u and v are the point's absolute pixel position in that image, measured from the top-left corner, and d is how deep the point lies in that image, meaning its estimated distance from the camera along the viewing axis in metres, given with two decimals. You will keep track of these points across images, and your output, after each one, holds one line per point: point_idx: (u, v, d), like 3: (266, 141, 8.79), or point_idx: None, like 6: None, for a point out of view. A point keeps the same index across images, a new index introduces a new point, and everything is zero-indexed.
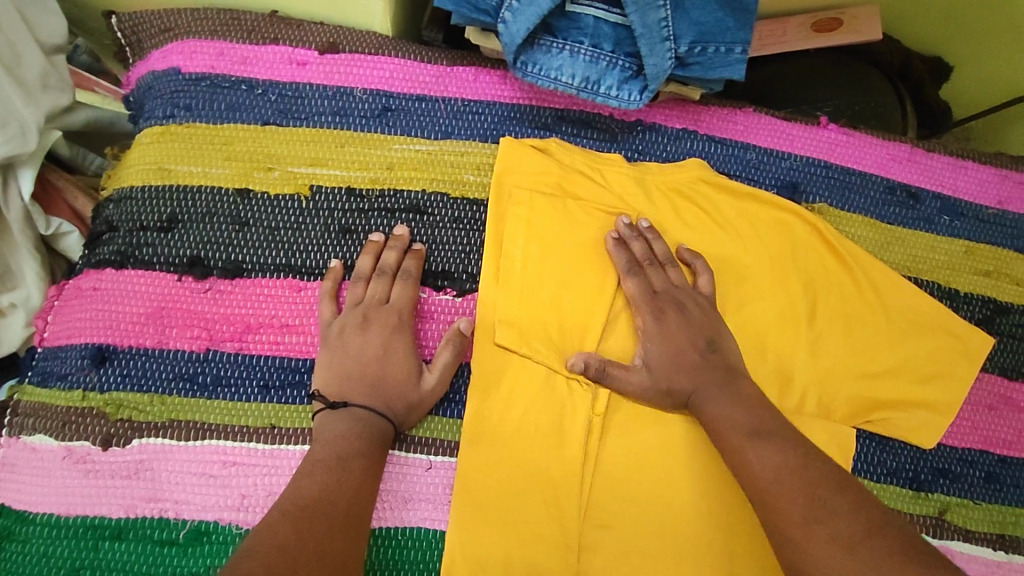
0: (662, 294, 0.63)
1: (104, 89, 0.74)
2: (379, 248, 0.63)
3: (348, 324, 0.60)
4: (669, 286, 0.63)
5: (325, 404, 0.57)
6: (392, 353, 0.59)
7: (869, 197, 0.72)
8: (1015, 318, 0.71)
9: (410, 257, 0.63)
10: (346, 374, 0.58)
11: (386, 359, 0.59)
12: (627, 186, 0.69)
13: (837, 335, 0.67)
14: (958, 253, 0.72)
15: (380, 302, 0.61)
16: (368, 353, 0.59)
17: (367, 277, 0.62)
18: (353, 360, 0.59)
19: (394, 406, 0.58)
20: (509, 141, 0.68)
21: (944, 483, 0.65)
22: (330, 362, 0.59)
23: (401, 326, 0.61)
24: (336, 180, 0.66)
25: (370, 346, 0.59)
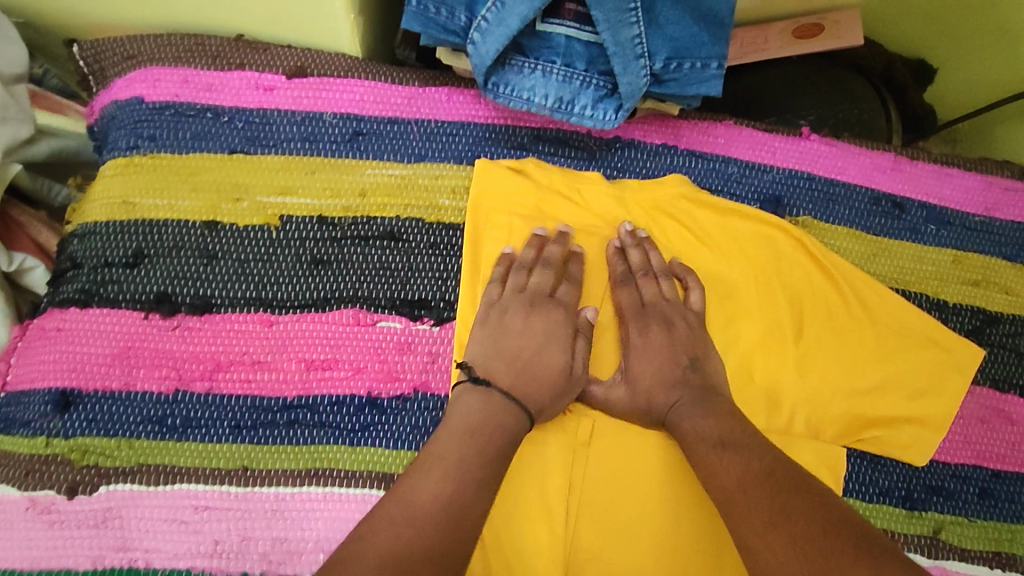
0: (650, 308, 0.62)
1: (76, 113, 0.72)
2: (541, 241, 0.64)
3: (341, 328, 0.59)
4: (659, 300, 0.63)
5: (468, 376, 0.58)
6: (551, 345, 0.60)
7: (855, 209, 0.70)
8: (1006, 328, 0.69)
9: (574, 259, 0.64)
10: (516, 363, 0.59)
11: (547, 348, 0.59)
12: (606, 206, 0.67)
13: (824, 352, 0.66)
14: (946, 263, 0.70)
15: (546, 293, 0.62)
16: (519, 340, 0.60)
17: (530, 267, 0.63)
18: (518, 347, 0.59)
19: (538, 394, 0.58)
20: (484, 161, 0.66)
21: (938, 501, 0.64)
22: (482, 341, 0.60)
23: (564, 320, 0.61)
24: (307, 208, 0.64)
25: (509, 331, 0.60)
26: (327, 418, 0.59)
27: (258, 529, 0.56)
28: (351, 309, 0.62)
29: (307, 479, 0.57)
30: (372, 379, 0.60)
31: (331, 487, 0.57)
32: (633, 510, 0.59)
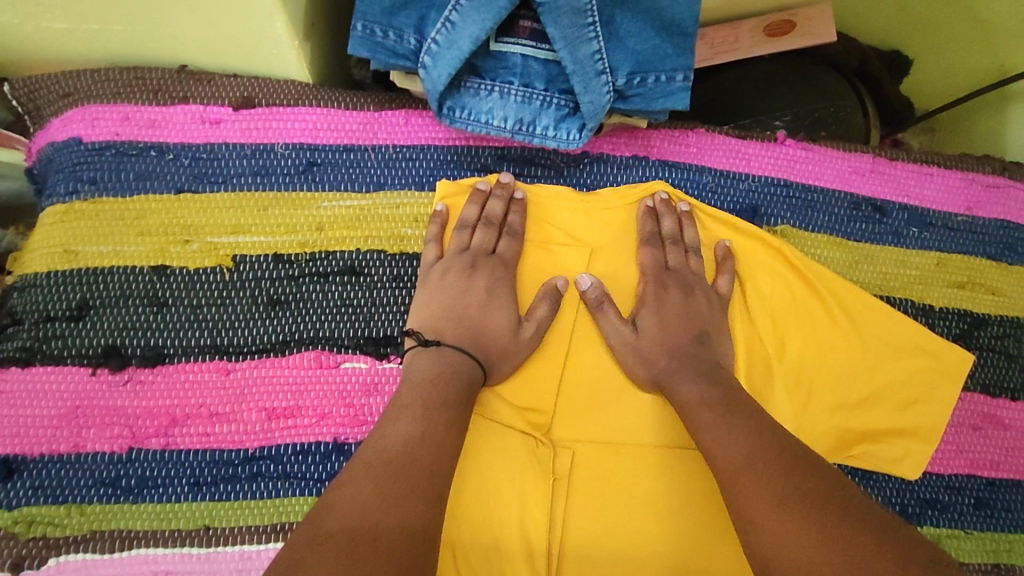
0: (673, 272, 0.62)
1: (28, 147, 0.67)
2: (484, 197, 0.63)
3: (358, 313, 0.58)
4: (682, 267, 0.62)
5: (418, 341, 0.57)
6: (494, 299, 0.60)
7: (834, 214, 0.68)
8: (995, 330, 0.67)
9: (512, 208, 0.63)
10: (457, 320, 0.58)
11: (490, 303, 0.59)
12: (576, 224, 0.64)
13: (808, 366, 0.63)
14: (931, 266, 0.68)
15: (485, 252, 0.61)
16: (464, 294, 0.59)
17: (473, 225, 0.62)
18: (462, 296, 0.59)
19: (487, 349, 0.58)
20: (447, 184, 0.64)
21: (934, 515, 0.62)
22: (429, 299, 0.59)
23: (504, 274, 0.61)
24: (261, 247, 0.61)
25: (454, 288, 0.59)
26: (291, 469, 0.56)
27: None
28: (313, 351, 0.59)
29: (273, 535, 0.55)
30: (337, 423, 0.57)
31: None
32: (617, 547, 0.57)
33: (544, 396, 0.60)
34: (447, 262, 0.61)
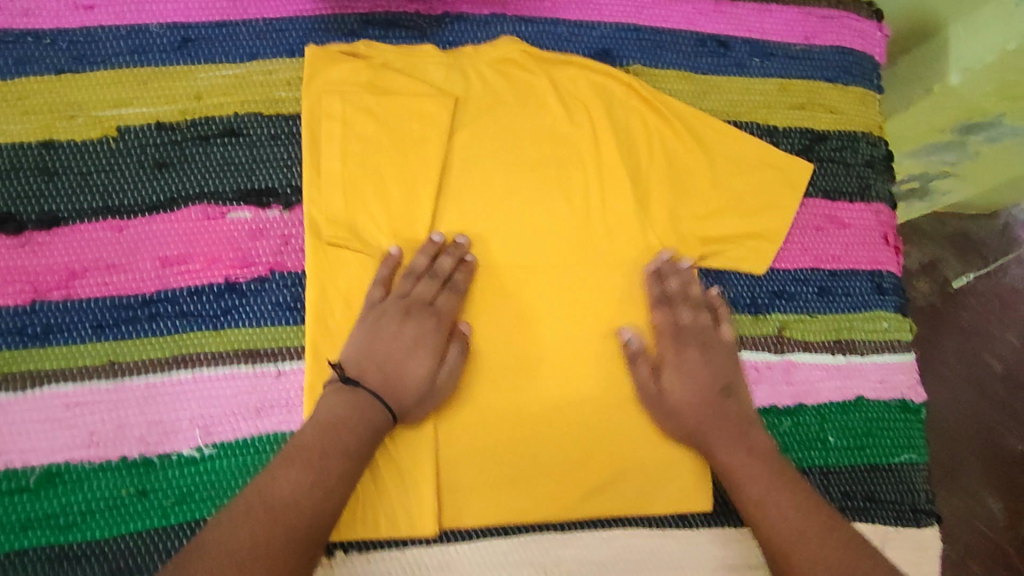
0: (688, 330, 0.64)
1: None
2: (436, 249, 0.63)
3: (387, 314, 0.60)
4: (696, 325, 0.64)
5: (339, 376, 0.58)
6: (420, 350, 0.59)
7: (681, 52, 0.74)
8: (834, 143, 0.74)
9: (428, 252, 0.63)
10: (385, 375, 0.58)
11: (414, 353, 0.59)
12: (440, 72, 0.69)
13: (663, 185, 0.69)
14: (772, 91, 0.74)
15: (426, 301, 0.61)
16: (395, 347, 0.59)
17: (419, 275, 0.62)
18: (399, 301, 0.61)
19: (402, 398, 0.58)
20: (315, 49, 0.67)
21: (782, 304, 0.69)
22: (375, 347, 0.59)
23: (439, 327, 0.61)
24: (144, 116, 0.64)
25: (384, 367, 0.58)
26: (188, 308, 0.61)
27: (133, 415, 0.59)
28: (199, 205, 0.63)
29: (174, 365, 0.60)
30: (227, 266, 0.63)
31: (199, 370, 0.60)
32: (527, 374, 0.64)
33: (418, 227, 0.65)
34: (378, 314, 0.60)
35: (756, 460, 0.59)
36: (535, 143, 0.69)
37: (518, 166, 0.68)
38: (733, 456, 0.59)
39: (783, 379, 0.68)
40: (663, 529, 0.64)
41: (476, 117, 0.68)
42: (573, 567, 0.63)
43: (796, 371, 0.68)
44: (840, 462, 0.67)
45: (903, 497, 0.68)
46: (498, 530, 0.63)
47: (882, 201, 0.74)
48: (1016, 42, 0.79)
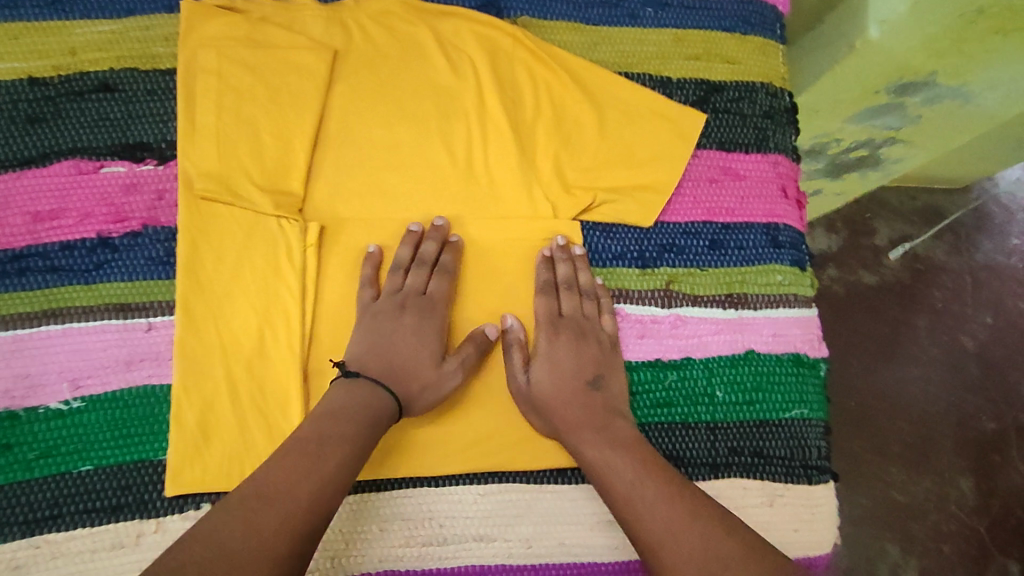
0: (566, 319, 0.64)
1: None
2: (416, 238, 0.64)
3: (385, 309, 0.62)
4: (575, 313, 0.65)
5: (343, 372, 0.59)
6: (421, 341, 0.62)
7: (571, 3, 0.72)
8: (729, 95, 0.73)
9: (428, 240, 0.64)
10: (385, 365, 0.60)
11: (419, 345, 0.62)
12: (319, 26, 0.68)
13: (549, 138, 0.69)
14: (666, 42, 0.73)
15: (417, 292, 0.64)
16: (396, 344, 0.62)
17: (406, 266, 0.64)
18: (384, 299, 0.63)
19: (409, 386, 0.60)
20: (191, 3, 0.66)
21: (671, 257, 0.68)
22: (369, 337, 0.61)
23: (432, 315, 0.63)
24: (17, 72, 0.64)
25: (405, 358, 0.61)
26: (58, 263, 0.61)
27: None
28: (71, 160, 0.63)
29: (44, 318, 0.59)
30: (99, 221, 0.62)
31: (70, 323, 0.60)
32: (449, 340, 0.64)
33: (293, 181, 0.64)
34: (376, 310, 0.63)
35: (619, 452, 0.58)
36: (416, 96, 0.68)
37: (398, 119, 0.67)
38: (595, 450, 0.59)
39: (669, 333, 0.67)
40: (540, 485, 0.64)
41: (356, 70, 0.67)
42: (447, 521, 0.62)
43: (683, 325, 0.67)
44: (727, 417, 0.66)
45: (794, 453, 0.66)
46: (370, 485, 0.62)
47: (780, 152, 0.73)
48: None
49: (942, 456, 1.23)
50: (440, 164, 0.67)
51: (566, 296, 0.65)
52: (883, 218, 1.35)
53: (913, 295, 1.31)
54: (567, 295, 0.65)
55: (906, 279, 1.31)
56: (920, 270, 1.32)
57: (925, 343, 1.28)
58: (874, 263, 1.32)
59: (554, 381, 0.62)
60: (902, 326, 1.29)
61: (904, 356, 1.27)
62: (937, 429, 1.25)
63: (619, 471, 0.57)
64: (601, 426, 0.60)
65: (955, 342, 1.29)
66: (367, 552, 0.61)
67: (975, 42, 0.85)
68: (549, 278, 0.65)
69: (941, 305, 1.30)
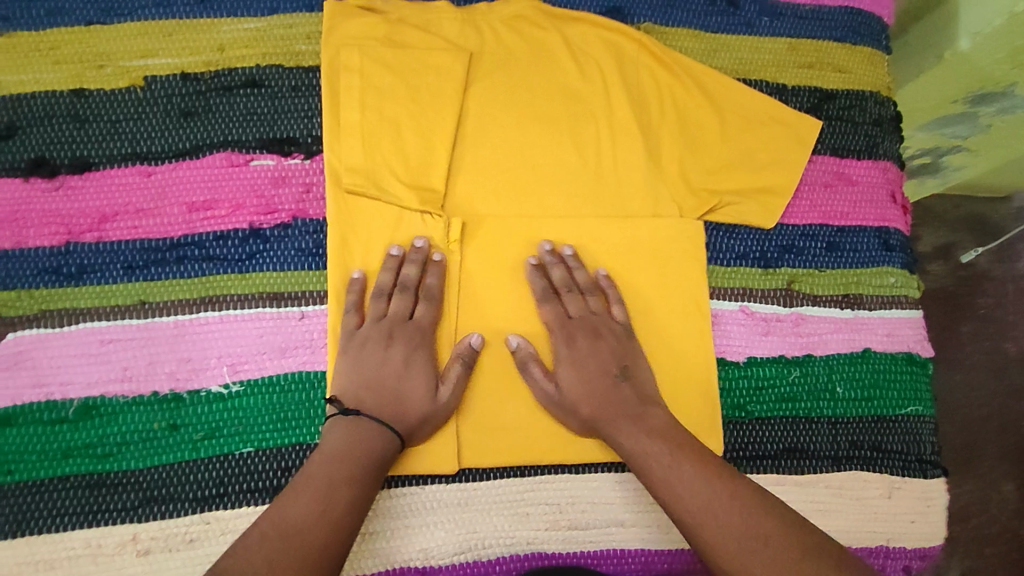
0: (576, 321, 0.65)
1: None
2: (398, 262, 0.64)
3: (370, 337, 0.62)
4: (585, 314, 0.65)
5: (338, 410, 0.59)
6: (412, 368, 0.61)
7: (691, 11, 0.75)
8: (841, 103, 0.75)
9: (431, 270, 0.64)
10: (386, 400, 0.60)
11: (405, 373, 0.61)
12: (455, 29, 0.70)
13: (674, 142, 0.71)
14: (781, 50, 0.75)
15: (404, 319, 0.63)
16: (381, 372, 0.61)
17: (388, 292, 0.63)
18: (393, 324, 0.62)
19: (406, 419, 0.60)
20: (334, 4, 0.68)
21: (791, 258, 0.71)
22: (348, 368, 0.61)
23: (423, 342, 0.63)
24: (170, 67, 0.66)
25: (392, 387, 0.60)
26: (215, 252, 0.63)
27: (162, 352, 0.61)
28: (223, 152, 0.65)
29: (202, 305, 0.62)
30: (251, 212, 0.64)
31: (226, 310, 0.62)
32: None
33: (436, 178, 0.66)
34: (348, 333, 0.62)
35: (655, 441, 0.58)
36: (548, 98, 0.70)
37: (531, 120, 0.70)
38: (632, 440, 0.59)
39: (792, 331, 0.69)
40: None
41: (490, 72, 0.70)
42: (588, 507, 0.64)
43: (805, 323, 0.70)
44: (848, 412, 0.68)
45: (910, 448, 0.69)
46: (514, 471, 0.64)
47: (889, 159, 0.76)
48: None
49: (985, 462, 1.26)
50: (571, 164, 0.69)
51: (571, 299, 0.65)
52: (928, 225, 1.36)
53: (955, 301, 1.33)
54: (569, 296, 0.65)
55: (949, 285, 1.34)
56: (963, 277, 1.35)
57: (969, 349, 1.31)
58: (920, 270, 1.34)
59: (584, 380, 0.62)
60: (948, 332, 1.31)
61: (949, 362, 1.30)
62: (981, 435, 1.27)
63: (654, 459, 0.57)
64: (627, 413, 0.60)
65: (998, 349, 1.31)
66: (516, 533, 0.63)
67: None
68: (545, 284, 0.65)
69: (983, 312, 1.33)
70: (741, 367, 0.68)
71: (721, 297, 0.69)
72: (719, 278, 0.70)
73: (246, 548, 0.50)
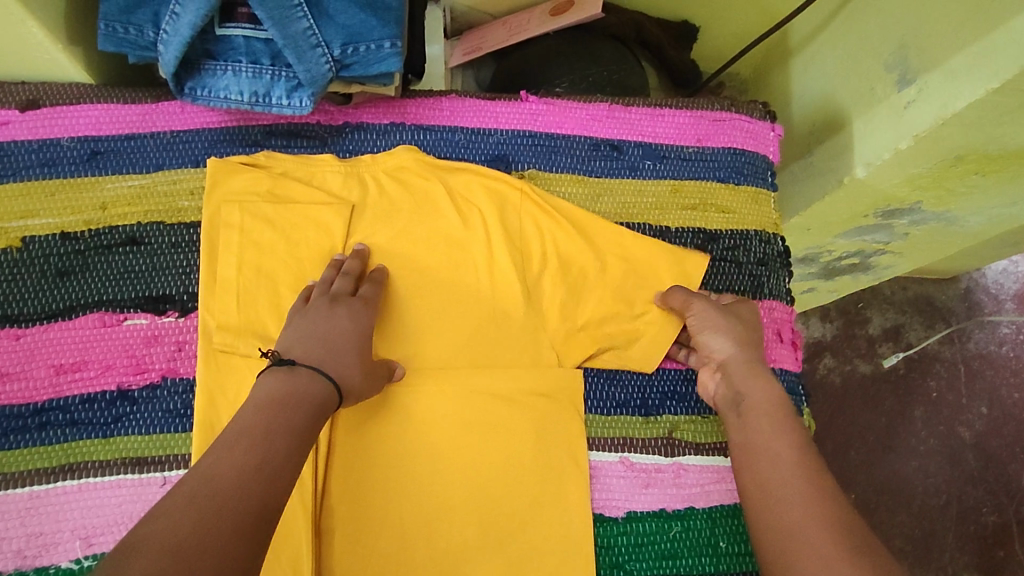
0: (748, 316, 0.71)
1: None
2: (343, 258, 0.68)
3: (318, 303, 0.63)
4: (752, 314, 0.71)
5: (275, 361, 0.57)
6: (357, 330, 0.62)
7: (576, 156, 0.77)
8: (725, 243, 0.77)
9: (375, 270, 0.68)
10: (323, 356, 0.59)
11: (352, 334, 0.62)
12: (338, 180, 0.72)
13: (554, 288, 0.72)
14: (665, 192, 0.77)
15: (348, 293, 0.65)
16: (327, 332, 0.61)
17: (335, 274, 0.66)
18: (342, 295, 0.64)
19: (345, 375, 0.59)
20: (215, 161, 0.69)
21: (672, 406, 0.71)
22: (293, 330, 0.61)
23: (366, 310, 0.64)
24: (49, 228, 0.67)
25: (331, 346, 0.60)
26: (78, 416, 0.63)
27: (11, 528, 0.60)
28: (96, 313, 0.65)
29: (61, 474, 0.61)
30: (120, 373, 0.64)
31: (86, 478, 0.61)
32: (454, 491, 0.66)
33: None
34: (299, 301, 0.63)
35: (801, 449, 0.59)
36: (429, 248, 0.71)
37: (410, 270, 0.70)
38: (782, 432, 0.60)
39: (672, 482, 0.69)
40: None
41: (371, 223, 0.71)
42: None
43: (685, 474, 0.70)
44: (731, 568, 0.68)
45: None
46: None
47: (774, 298, 0.77)
48: (906, 143, 0.78)
49: (945, 552, 1.24)
50: (449, 313, 0.70)
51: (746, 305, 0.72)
52: (876, 308, 1.36)
53: (908, 385, 1.32)
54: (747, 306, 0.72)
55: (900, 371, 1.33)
56: (914, 360, 1.34)
57: (923, 435, 1.30)
58: (869, 353, 1.33)
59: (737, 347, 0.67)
60: (899, 418, 1.30)
61: (903, 449, 1.28)
62: (940, 524, 1.25)
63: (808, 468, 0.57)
64: (754, 362, 0.66)
65: (953, 434, 1.30)
66: None
67: (957, 180, 0.88)
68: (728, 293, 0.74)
69: (935, 394, 1.32)
70: (620, 523, 0.68)
71: (601, 449, 0.69)
72: (598, 428, 0.70)
73: (173, 510, 0.43)
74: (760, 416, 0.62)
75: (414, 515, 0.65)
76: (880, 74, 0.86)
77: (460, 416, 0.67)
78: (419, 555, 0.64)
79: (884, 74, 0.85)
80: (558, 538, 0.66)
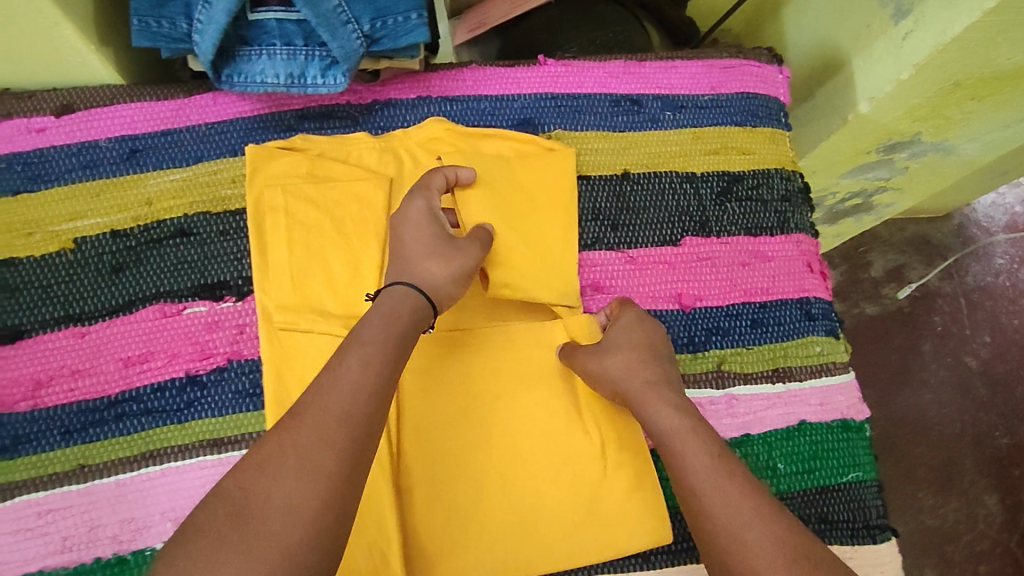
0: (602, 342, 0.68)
1: None
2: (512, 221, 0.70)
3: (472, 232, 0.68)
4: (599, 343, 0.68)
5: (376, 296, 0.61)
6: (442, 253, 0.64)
7: (598, 113, 0.79)
8: (750, 182, 0.80)
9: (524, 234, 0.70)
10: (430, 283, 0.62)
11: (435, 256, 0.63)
12: (374, 156, 0.74)
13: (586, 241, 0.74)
14: (688, 140, 0.80)
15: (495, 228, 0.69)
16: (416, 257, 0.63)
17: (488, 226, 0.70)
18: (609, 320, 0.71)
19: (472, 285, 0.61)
20: (254, 147, 0.71)
21: (718, 340, 0.74)
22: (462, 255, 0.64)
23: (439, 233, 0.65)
24: (99, 227, 0.68)
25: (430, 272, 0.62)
26: (152, 405, 0.64)
27: (102, 516, 0.61)
28: (156, 304, 0.67)
29: (143, 462, 0.63)
30: (186, 360, 0.66)
31: (168, 463, 0.63)
32: (520, 438, 0.68)
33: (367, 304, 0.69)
34: (424, 202, 0.66)
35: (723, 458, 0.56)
36: None
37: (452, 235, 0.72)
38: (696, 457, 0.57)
39: (727, 413, 0.72)
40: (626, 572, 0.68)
41: None
42: None
43: (738, 403, 0.73)
44: (792, 486, 0.71)
45: (856, 516, 0.72)
46: None
47: (802, 231, 0.80)
48: (907, 72, 0.81)
49: (965, 477, 1.28)
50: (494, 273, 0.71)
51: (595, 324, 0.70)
52: (878, 249, 1.41)
53: (915, 321, 1.37)
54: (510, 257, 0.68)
55: (906, 307, 1.38)
56: (919, 296, 1.38)
57: (934, 367, 1.34)
58: (875, 293, 1.38)
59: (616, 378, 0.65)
60: (910, 352, 1.35)
61: (917, 381, 1.33)
62: (958, 449, 1.30)
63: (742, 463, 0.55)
64: (654, 382, 0.63)
65: (960, 364, 1.35)
66: None
67: (956, 107, 0.92)
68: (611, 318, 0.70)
69: (941, 328, 1.37)
70: None
71: None
72: None
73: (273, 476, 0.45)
74: (669, 442, 0.59)
75: (485, 464, 0.67)
76: (875, 10, 0.88)
77: (518, 368, 0.70)
78: (493, 502, 0.66)
79: (879, 12, 0.87)
80: (626, 472, 0.69)
